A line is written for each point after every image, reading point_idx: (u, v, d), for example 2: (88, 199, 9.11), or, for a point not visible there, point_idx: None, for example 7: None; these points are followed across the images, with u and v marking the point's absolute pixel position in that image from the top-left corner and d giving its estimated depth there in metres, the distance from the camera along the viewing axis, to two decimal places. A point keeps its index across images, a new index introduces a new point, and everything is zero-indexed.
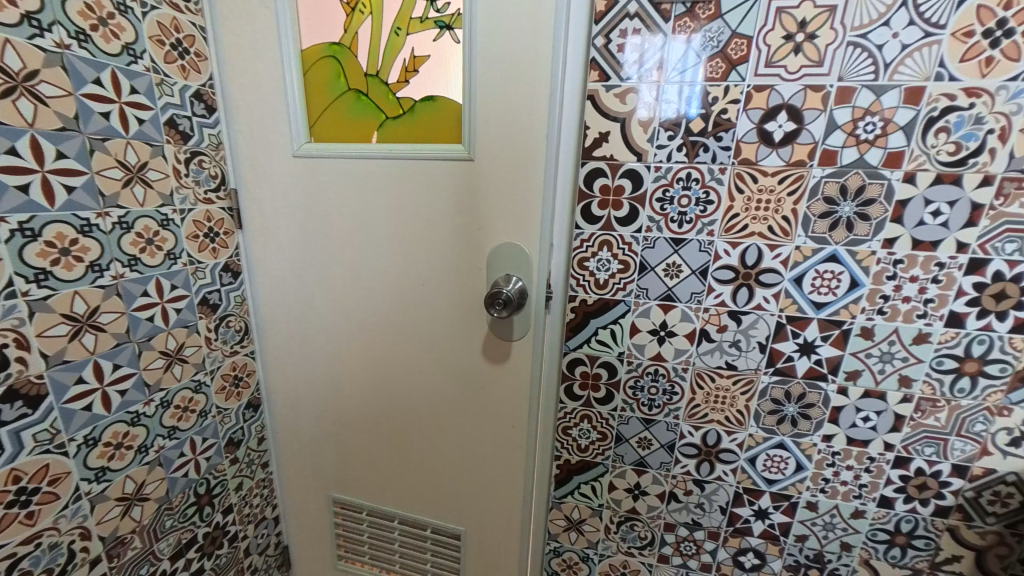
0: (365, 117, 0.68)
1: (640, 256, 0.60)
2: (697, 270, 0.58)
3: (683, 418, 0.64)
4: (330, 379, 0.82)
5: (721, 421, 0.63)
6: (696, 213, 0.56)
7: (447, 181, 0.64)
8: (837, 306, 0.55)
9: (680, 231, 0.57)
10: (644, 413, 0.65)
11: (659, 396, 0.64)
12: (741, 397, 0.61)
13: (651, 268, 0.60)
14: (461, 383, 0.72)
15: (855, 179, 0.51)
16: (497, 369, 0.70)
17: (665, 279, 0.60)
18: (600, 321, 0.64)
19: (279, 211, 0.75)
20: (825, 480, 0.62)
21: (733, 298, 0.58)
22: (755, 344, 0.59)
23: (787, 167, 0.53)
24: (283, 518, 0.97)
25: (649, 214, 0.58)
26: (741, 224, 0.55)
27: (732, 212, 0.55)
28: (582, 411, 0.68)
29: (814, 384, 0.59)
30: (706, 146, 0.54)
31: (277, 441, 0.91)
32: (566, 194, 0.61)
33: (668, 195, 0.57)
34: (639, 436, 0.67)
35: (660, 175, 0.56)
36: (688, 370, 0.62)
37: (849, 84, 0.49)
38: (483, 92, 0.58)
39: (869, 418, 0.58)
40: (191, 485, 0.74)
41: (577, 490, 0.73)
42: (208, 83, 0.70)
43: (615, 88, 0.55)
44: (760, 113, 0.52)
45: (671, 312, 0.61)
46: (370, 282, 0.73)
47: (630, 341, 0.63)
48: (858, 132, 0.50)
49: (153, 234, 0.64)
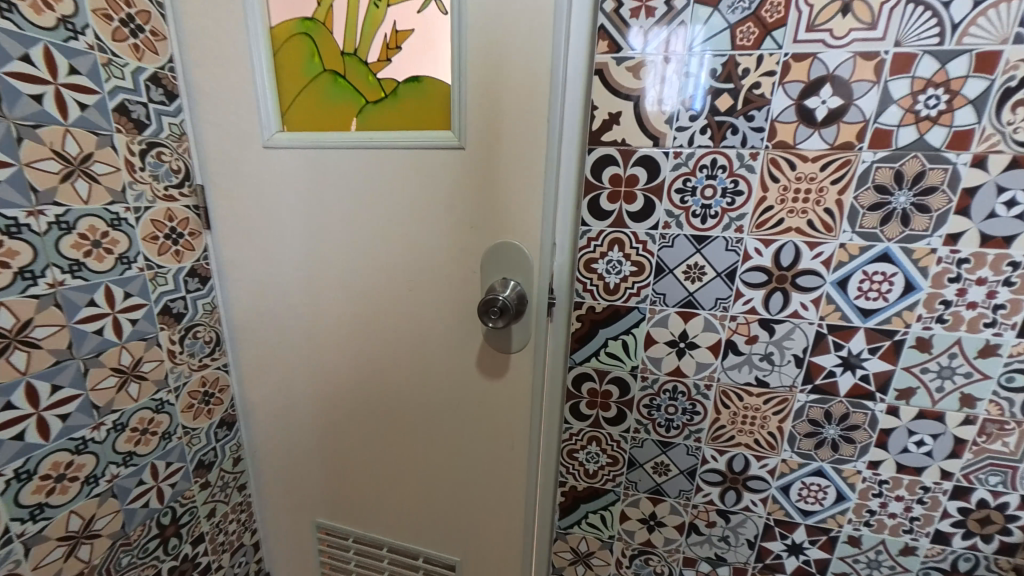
0: (344, 102, 0.60)
1: (656, 257, 0.52)
2: (723, 272, 0.50)
3: (706, 441, 0.56)
4: (312, 394, 0.74)
5: (750, 445, 0.55)
6: (723, 206, 0.48)
7: (435, 173, 0.56)
8: (888, 313, 0.48)
9: (703, 227, 0.49)
10: (660, 435, 0.57)
11: (678, 416, 0.56)
12: (773, 418, 0.53)
13: (669, 270, 0.52)
14: (456, 400, 0.65)
15: (912, 164, 0.43)
16: (494, 385, 0.62)
17: (685, 283, 0.52)
18: (610, 331, 0.56)
19: (251, 209, 0.67)
20: (869, 512, 0.54)
21: (765, 304, 0.50)
22: (791, 357, 0.51)
23: (832, 150, 0.45)
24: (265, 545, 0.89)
25: (667, 208, 0.50)
26: (775, 218, 0.47)
27: (765, 204, 0.47)
28: (591, 433, 0.60)
29: (860, 404, 0.51)
30: (734, 127, 0.46)
31: (256, 460, 0.83)
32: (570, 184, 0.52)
33: (690, 185, 0.49)
34: (655, 461, 0.59)
35: (680, 162, 0.48)
36: (711, 387, 0.54)
37: (908, 51, 0.41)
38: (474, 69, 0.50)
39: (924, 442, 0.50)
40: (153, 515, 0.66)
41: (584, 520, 0.65)
42: (167, 65, 0.63)
43: (627, 61, 0.48)
44: (799, 87, 0.44)
45: (692, 320, 0.53)
46: (354, 287, 0.65)
47: (644, 354, 0.55)
48: (917, 108, 0.42)
49: (102, 235, 0.56)
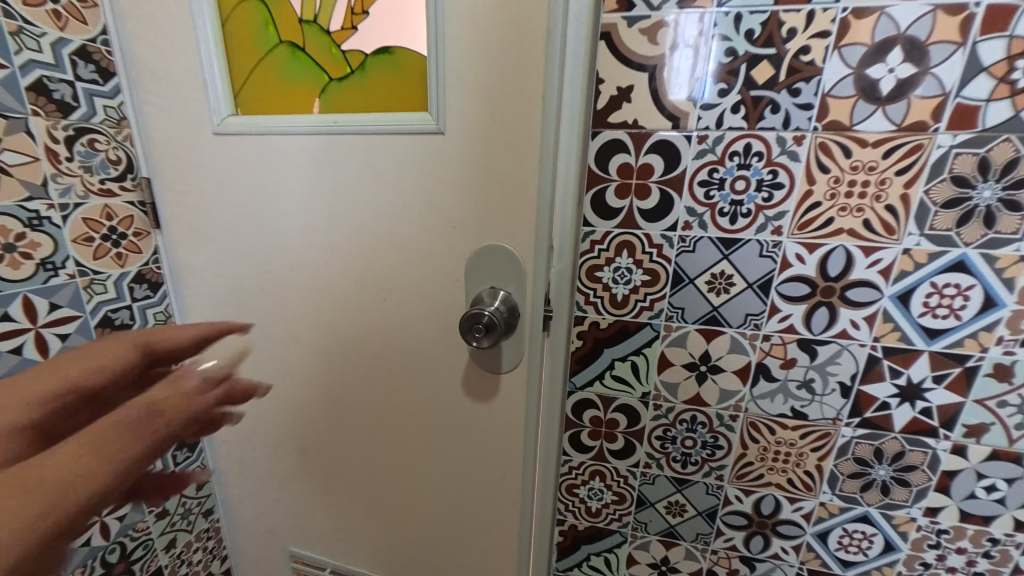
0: (304, 79, 0.51)
1: (673, 264, 0.43)
2: (755, 282, 0.41)
3: (729, 480, 0.48)
4: (280, 413, 0.66)
5: (781, 485, 0.46)
6: (757, 202, 0.39)
7: (411, 163, 0.47)
8: (960, 334, 0.39)
9: (732, 228, 0.40)
10: (675, 471, 0.49)
11: (697, 450, 0.48)
12: (811, 455, 0.45)
13: (689, 280, 0.43)
14: (439, 423, 0.56)
15: (1002, 149, 0.34)
16: (484, 410, 0.53)
17: (708, 296, 0.43)
18: (617, 352, 0.47)
19: (202, 205, 0.58)
20: (923, 565, 0.46)
21: (806, 322, 0.41)
22: (835, 385, 0.42)
23: (899, 132, 0.35)
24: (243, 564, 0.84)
25: (688, 205, 0.41)
26: (823, 218, 0.38)
27: (811, 200, 0.38)
28: (593, 466, 0.52)
29: (918, 442, 0.42)
30: (775, 104, 0.37)
31: (223, 484, 0.75)
32: (569, 175, 0.42)
33: (716, 177, 0.40)
34: (669, 500, 0.50)
35: (706, 148, 0.39)
36: (737, 418, 0.46)
37: (1006, 2, 0.32)
38: (452, 35, 0.41)
39: (996, 487, 0.42)
40: (96, 554, 0.59)
41: (586, 562, 0.57)
42: (101, 38, 0.54)
43: (641, 22, 0.38)
44: (860, 52, 0.35)
45: (716, 341, 0.44)
46: (320, 294, 0.57)
47: (657, 379, 0.46)
48: (1014, 77, 0.33)
49: (16, 238, 0.48)
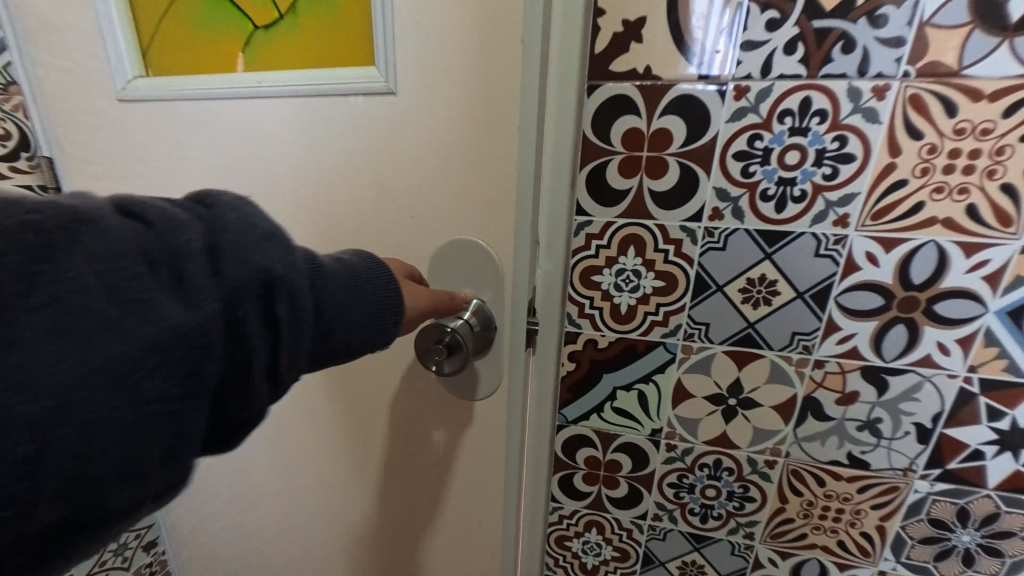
0: (227, 23, 0.37)
1: (697, 265, 0.32)
2: (808, 291, 0.31)
3: (761, 539, 0.37)
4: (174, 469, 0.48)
5: (829, 548, 0.36)
6: (816, 182, 0.29)
7: (348, 134, 0.35)
8: None
9: (778, 217, 0.30)
10: (692, 526, 0.39)
11: (721, 502, 0.37)
12: (871, 513, 0.35)
13: (717, 287, 0.32)
14: (383, 485, 0.42)
15: None
16: (441, 457, 0.40)
17: (742, 308, 0.32)
18: (621, 378, 0.36)
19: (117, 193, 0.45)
20: None
21: (875, 345, 0.31)
22: (910, 427, 0.32)
23: None
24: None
25: (719, 185, 0.30)
26: (907, 203, 0.28)
27: (892, 178, 0.27)
28: (589, 517, 0.41)
29: (1018, 502, 0.32)
30: (850, 40, 0.26)
31: None
32: (564, 145, 0.31)
33: (759, 146, 0.29)
34: (683, 560, 0.40)
35: (746, 106, 0.28)
36: (776, 465, 0.35)
37: None
38: None
39: None
40: None
41: None
42: None
43: None
44: None
45: (751, 366, 0.33)
46: None
47: (672, 413, 0.36)
48: None
49: None
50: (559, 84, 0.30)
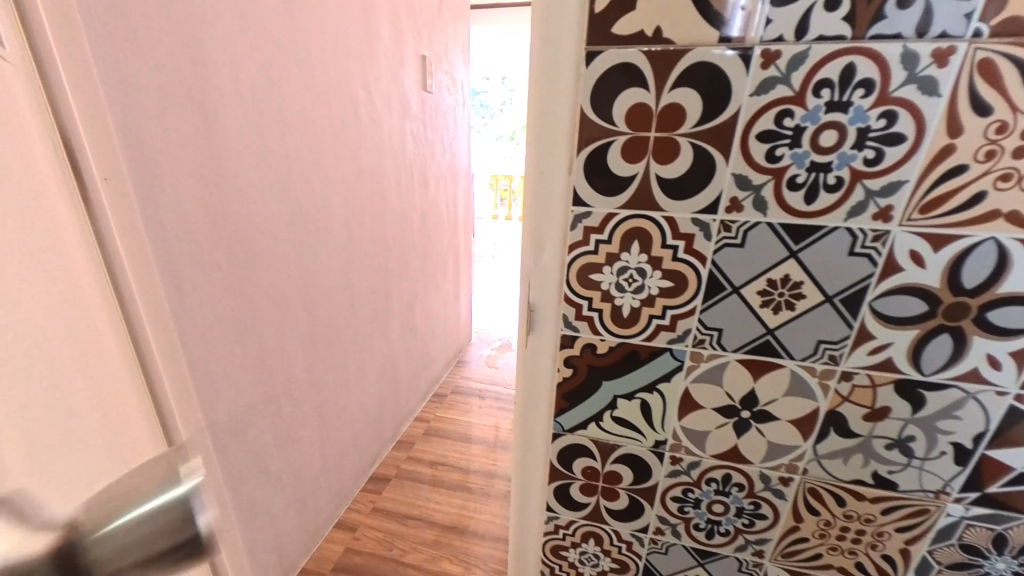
0: None
1: (710, 263, 0.28)
2: (838, 296, 0.27)
3: (771, 557, 0.35)
4: None
5: (845, 570, 0.33)
6: (856, 167, 0.24)
7: None
8: None
9: (808, 209, 0.25)
10: (696, 541, 0.36)
11: (729, 518, 0.34)
12: (896, 536, 0.31)
13: (732, 288, 0.28)
14: None
15: None
16: None
17: (760, 312, 0.28)
18: (621, 386, 0.33)
19: None
20: None
21: (914, 355, 0.27)
22: (948, 446, 0.28)
23: None
24: (230, 509, 0.87)
25: (741, 171, 0.26)
26: (965, 192, 0.23)
27: (948, 163, 0.23)
28: (586, 528, 0.39)
29: None
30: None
31: None
32: (555, 131, 0.28)
33: (788, 124, 0.24)
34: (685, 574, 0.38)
35: (775, 75, 0.24)
36: (791, 483, 0.32)
37: None
38: None
39: None
40: None
41: None
42: None
43: None
44: None
45: (768, 376, 0.30)
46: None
47: (679, 425, 0.33)
48: None
49: None
50: (549, 62, 0.26)
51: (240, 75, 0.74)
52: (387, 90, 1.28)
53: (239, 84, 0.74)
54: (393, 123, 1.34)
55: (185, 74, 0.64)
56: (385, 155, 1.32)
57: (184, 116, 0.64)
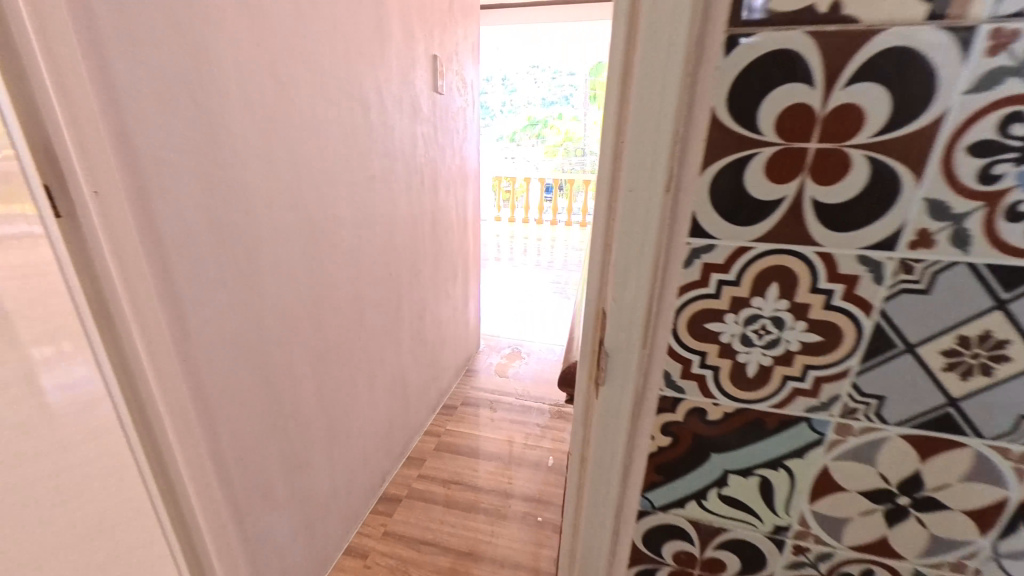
0: None
1: (881, 325, 0.25)
2: None
3: None
4: None
5: None
6: None
7: None
8: None
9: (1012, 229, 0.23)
10: None
11: None
12: None
13: (905, 349, 0.26)
14: None
15: None
16: None
17: (939, 377, 0.26)
18: (760, 462, 0.30)
19: None
20: None
21: None
22: None
23: None
24: (234, 544, 0.80)
25: (936, 187, 0.23)
26: None
27: None
28: None
29: None
30: None
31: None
32: (649, 148, 0.25)
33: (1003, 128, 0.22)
34: None
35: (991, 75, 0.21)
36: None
37: None
38: None
39: None
40: None
41: None
42: None
43: None
44: None
45: (935, 459, 0.27)
46: None
47: (821, 508, 0.30)
48: None
49: None
50: (645, 73, 0.24)
51: (236, 78, 0.70)
52: (398, 92, 1.23)
53: (235, 87, 0.70)
54: (404, 127, 1.29)
55: (173, 78, 0.60)
56: (396, 159, 1.27)
57: (171, 124, 0.61)
